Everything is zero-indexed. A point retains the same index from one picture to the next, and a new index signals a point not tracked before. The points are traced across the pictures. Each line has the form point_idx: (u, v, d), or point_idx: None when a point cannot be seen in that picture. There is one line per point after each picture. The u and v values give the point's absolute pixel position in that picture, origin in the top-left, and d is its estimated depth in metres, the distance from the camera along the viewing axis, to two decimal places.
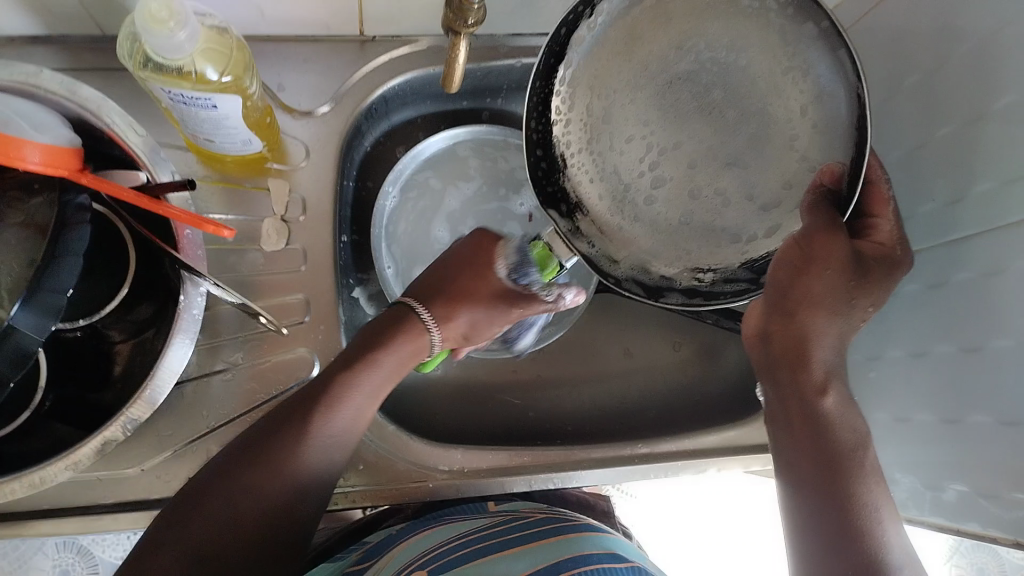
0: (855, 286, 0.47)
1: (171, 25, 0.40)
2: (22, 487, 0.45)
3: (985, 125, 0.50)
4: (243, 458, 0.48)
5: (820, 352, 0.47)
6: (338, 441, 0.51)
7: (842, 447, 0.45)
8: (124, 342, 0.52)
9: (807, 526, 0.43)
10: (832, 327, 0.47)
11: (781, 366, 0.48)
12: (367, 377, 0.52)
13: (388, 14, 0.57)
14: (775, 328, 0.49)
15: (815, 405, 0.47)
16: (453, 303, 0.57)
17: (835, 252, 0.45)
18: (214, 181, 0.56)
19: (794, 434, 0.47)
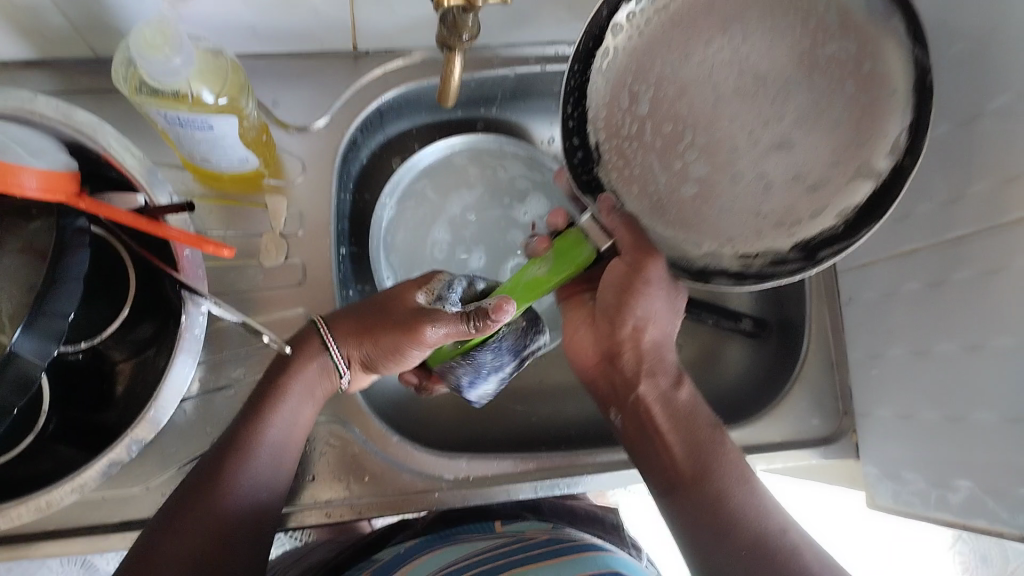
0: (674, 293, 0.54)
1: (166, 50, 0.40)
2: (28, 511, 0.45)
3: (982, 125, 0.50)
4: (195, 481, 0.47)
5: (656, 340, 0.54)
6: (280, 446, 0.50)
7: (706, 444, 0.50)
8: (126, 362, 0.52)
9: (703, 528, 0.47)
10: (662, 321, 0.54)
11: (618, 378, 0.54)
12: (302, 386, 0.52)
13: (381, 29, 0.57)
14: (660, 339, 0.54)
15: (673, 397, 0.52)
16: (363, 332, 0.52)
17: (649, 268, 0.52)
18: (213, 199, 0.57)
19: (661, 427, 0.51)
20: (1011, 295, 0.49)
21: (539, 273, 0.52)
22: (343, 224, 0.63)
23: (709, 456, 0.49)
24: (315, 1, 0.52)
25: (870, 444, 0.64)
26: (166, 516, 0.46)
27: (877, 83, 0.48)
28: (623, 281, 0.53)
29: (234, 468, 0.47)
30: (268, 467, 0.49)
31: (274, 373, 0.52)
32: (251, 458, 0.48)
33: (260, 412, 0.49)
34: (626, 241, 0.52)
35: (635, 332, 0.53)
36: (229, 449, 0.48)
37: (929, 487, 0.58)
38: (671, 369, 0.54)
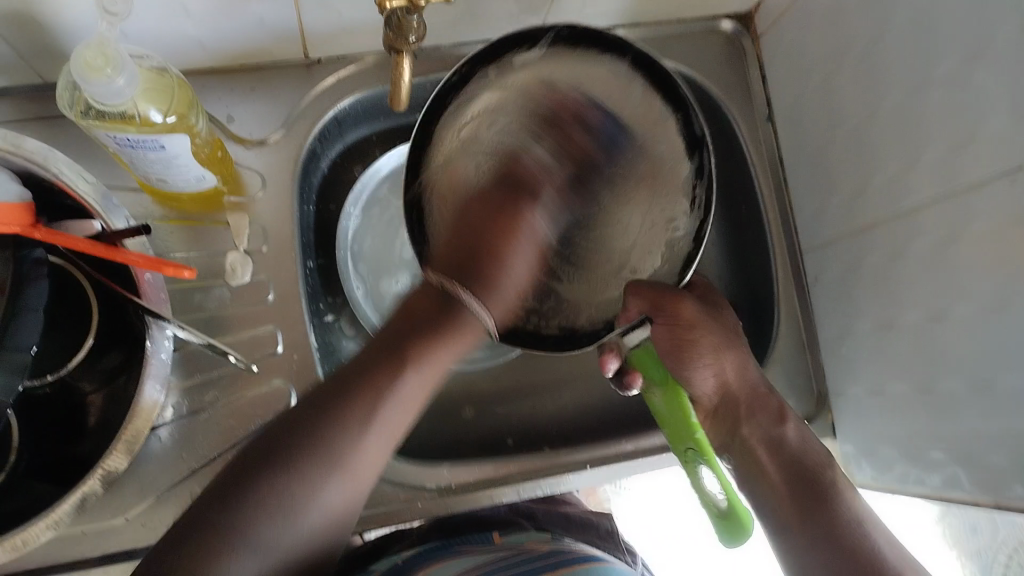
0: (726, 328, 0.57)
1: (108, 72, 0.40)
2: (4, 551, 0.43)
3: (930, 92, 0.51)
4: (283, 479, 0.44)
5: (729, 379, 0.55)
6: (390, 432, 0.48)
7: (808, 472, 0.50)
8: (96, 393, 0.50)
9: (821, 549, 0.46)
10: (730, 357, 0.56)
11: (726, 426, 0.55)
12: (417, 381, 0.49)
13: (332, 36, 0.57)
14: (728, 380, 0.55)
15: (776, 432, 0.53)
16: (480, 259, 0.58)
17: (687, 309, 0.56)
18: (172, 219, 0.55)
19: (766, 463, 0.51)
20: (970, 261, 0.49)
21: (663, 387, 0.54)
22: (308, 237, 0.62)
23: (822, 487, 0.49)
24: (261, 12, 0.51)
25: (846, 420, 0.65)
26: (241, 520, 0.42)
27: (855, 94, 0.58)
28: (673, 331, 0.55)
29: (319, 483, 0.44)
30: (360, 483, 0.46)
31: (417, 323, 0.50)
32: (343, 471, 0.45)
33: (400, 366, 0.48)
34: (656, 297, 0.55)
35: (698, 389, 0.55)
36: (322, 459, 0.44)
37: (904, 459, 0.59)
38: (774, 406, 0.54)
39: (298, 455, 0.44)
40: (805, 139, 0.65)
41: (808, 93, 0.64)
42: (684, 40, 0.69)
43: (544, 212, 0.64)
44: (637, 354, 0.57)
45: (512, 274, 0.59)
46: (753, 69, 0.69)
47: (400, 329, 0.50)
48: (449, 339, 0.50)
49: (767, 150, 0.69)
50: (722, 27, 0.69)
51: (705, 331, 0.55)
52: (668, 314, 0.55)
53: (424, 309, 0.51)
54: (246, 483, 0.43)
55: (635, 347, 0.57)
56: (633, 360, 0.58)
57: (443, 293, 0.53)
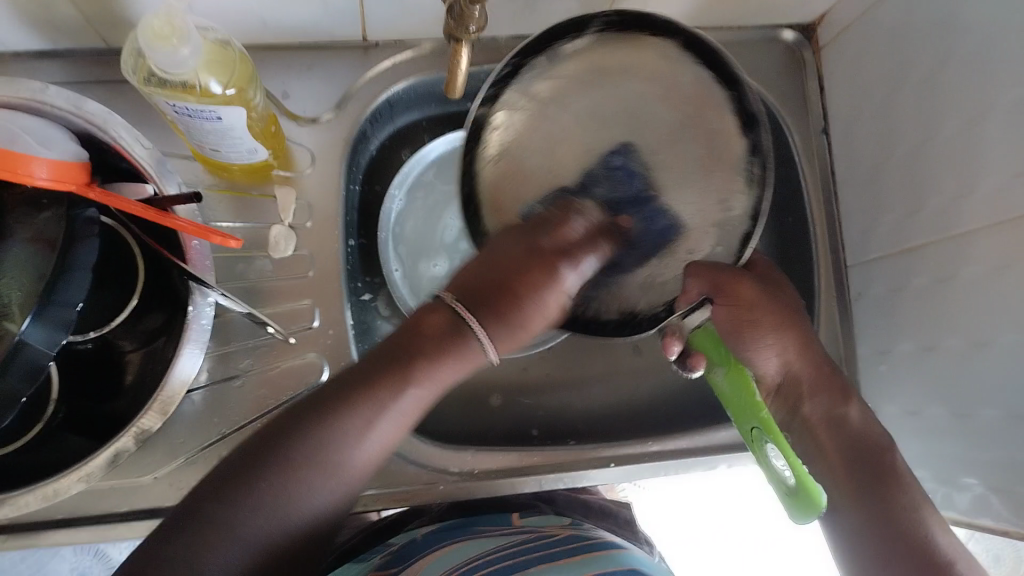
0: (781, 303, 0.55)
1: (174, 42, 0.41)
2: (36, 499, 0.45)
3: (994, 117, 0.50)
4: (272, 484, 0.42)
5: (790, 358, 0.54)
6: (379, 446, 0.45)
7: (871, 453, 0.50)
8: (135, 352, 0.52)
9: (886, 543, 0.47)
10: (792, 338, 0.54)
11: (788, 401, 0.54)
12: (416, 398, 0.45)
13: (391, 20, 0.57)
14: (790, 361, 0.54)
15: (841, 411, 0.53)
16: (486, 285, 0.45)
17: (747, 288, 0.52)
18: (221, 189, 0.56)
19: (826, 443, 0.52)
20: (1019, 292, 0.48)
21: (727, 370, 0.49)
22: (351, 216, 0.63)
23: (883, 475, 0.49)
24: None
25: None
26: (217, 522, 0.41)
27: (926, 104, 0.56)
28: (735, 310, 0.52)
29: (299, 488, 0.43)
30: (345, 484, 0.44)
31: (413, 339, 0.45)
32: (330, 479, 0.43)
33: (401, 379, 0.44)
34: (715, 278, 0.51)
35: (763, 370, 0.53)
36: (305, 465, 0.43)
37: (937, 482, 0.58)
38: (835, 387, 0.53)
39: (273, 465, 0.42)
40: (859, 156, 0.64)
41: (865, 109, 0.63)
42: (743, 48, 0.68)
43: (584, 227, 0.49)
44: (699, 334, 0.51)
45: (531, 311, 0.47)
46: (811, 82, 0.68)
47: (407, 332, 0.45)
48: (449, 362, 0.45)
49: (821, 164, 0.67)
50: (784, 37, 0.68)
51: (763, 311, 0.53)
52: (729, 295, 0.51)
53: (433, 327, 0.45)
54: (223, 492, 0.42)
55: (696, 328, 0.51)
56: (699, 339, 0.51)
57: (450, 311, 0.45)
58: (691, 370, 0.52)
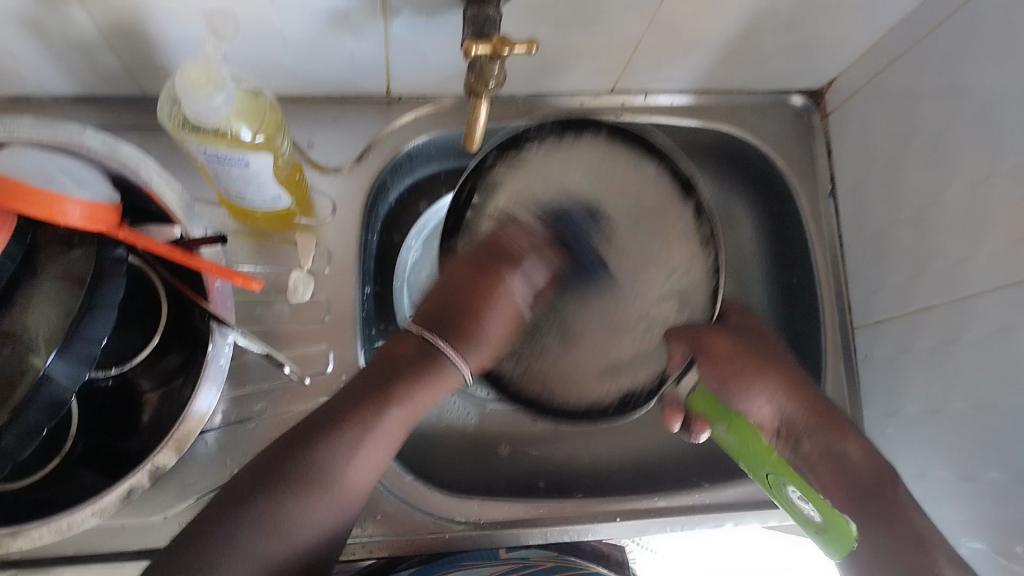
0: (757, 349, 0.56)
1: (209, 88, 0.42)
2: (49, 532, 0.45)
3: (993, 184, 0.52)
4: (266, 493, 0.44)
5: (777, 402, 0.54)
6: (367, 465, 0.46)
7: (873, 491, 0.50)
8: (153, 392, 0.52)
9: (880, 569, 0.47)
10: (778, 381, 0.55)
11: (805, 435, 0.53)
12: (385, 438, 0.47)
13: (414, 77, 0.60)
14: (783, 404, 0.54)
15: (838, 445, 0.52)
16: (467, 313, 0.48)
17: (721, 342, 0.55)
18: (246, 235, 0.58)
19: (830, 480, 0.52)
20: (1022, 355, 0.49)
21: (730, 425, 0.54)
22: (368, 265, 0.64)
23: (885, 501, 0.50)
24: (352, 49, 0.54)
25: None
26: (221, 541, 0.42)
27: (892, 179, 0.62)
28: (721, 359, 0.54)
29: (302, 508, 0.44)
30: (345, 504, 0.46)
31: (387, 369, 0.48)
32: (327, 491, 0.45)
33: (389, 390, 0.47)
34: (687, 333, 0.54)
35: (758, 418, 0.54)
36: (306, 485, 0.44)
37: None
38: (831, 420, 0.53)
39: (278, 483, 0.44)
40: (865, 216, 0.65)
41: (869, 172, 0.64)
42: (753, 110, 0.70)
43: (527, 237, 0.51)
44: (695, 396, 0.57)
45: (494, 321, 0.49)
46: (819, 144, 0.70)
47: (382, 363, 0.48)
48: (428, 383, 0.48)
49: (828, 226, 0.68)
50: (792, 102, 0.70)
51: (744, 358, 0.55)
52: (707, 350, 0.54)
53: (409, 356, 0.48)
54: (237, 502, 0.43)
55: (694, 390, 0.57)
56: (695, 404, 0.57)
57: (424, 343, 0.48)
58: (697, 435, 0.59)
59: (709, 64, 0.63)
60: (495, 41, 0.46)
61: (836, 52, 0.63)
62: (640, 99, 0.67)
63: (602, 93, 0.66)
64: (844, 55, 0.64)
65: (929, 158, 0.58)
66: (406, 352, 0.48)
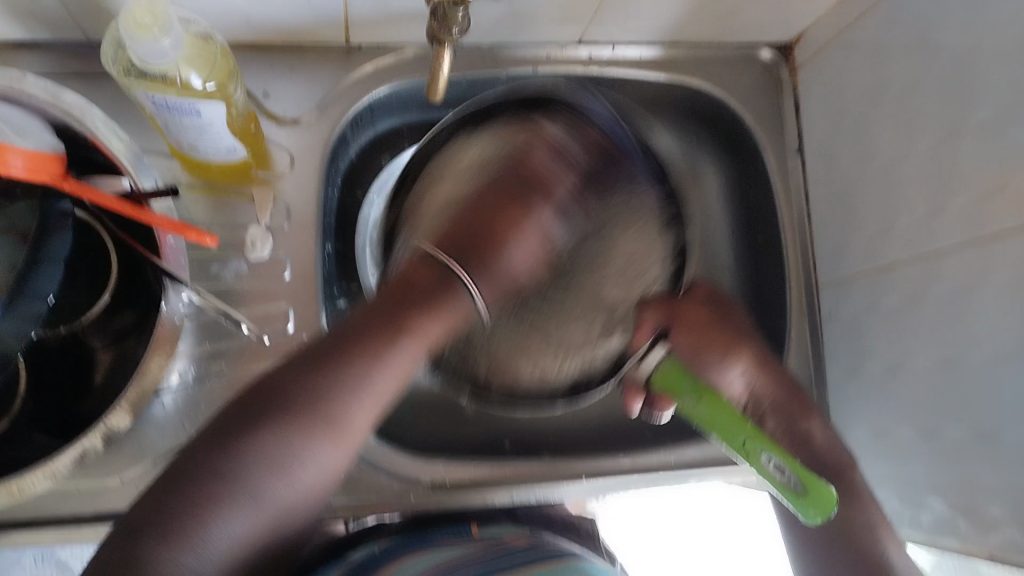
0: (721, 311, 0.57)
1: (156, 31, 0.41)
2: (2, 496, 0.44)
3: (961, 141, 0.52)
4: (271, 440, 0.40)
5: (741, 370, 0.55)
6: (370, 412, 0.44)
7: (829, 459, 0.55)
8: (106, 350, 0.50)
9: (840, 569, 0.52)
10: (750, 354, 0.55)
11: (772, 415, 0.56)
12: (411, 352, 0.45)
13: (374, 23, 0.57)
14: (751, 380, 0.55)
15: (804, 429, 0.55)
16: (484, 241, 0.50)
17: (698, 308, 0.55)
18: (200, 189, 0.56)
19: (793, 458, 0.55)
20: (987, 310, 0.50)
21: (699, 399, 0.50)
22: (329, 220, 0.62)
23: (843, 483, 0.53)
24: None
25: None
26: (224, 486, 0.39)
27: (861, 134, 0.61)
28: (699, 322, 0.55)
29: (307, 447, 0.41)
30: (350, 449, 0.43)
31: (408, 294, 0.46)
32: (335, 435, 0.42)
33: (406, 319, 0.45)
34: (681, 312, 0.55)
35: (731, 392, 0.54)
36: (301, 424, 0.41)
37: (903, 501, 0.58)
38: (797, 405, 0.56)
39: (278, 416, 0.41)
40: (833, 173, 0.65)
41: (838, 127, 0.64)
42: (722, 64, 0.69)
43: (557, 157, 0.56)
44: (659, 377, 0.53)
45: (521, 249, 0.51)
46: (788, 98, 0.69)
47: (386, 298, 0.46)
48: (432, 314, 0.46)
49: (795, 183, 0.68)
50: (761, 56, 0.69)
51: (716, 331, 0.55)
52: (682, 319, 0.55)
53: (425, 282, 0.47)
54: (236, 434, 0.40)
55: (655, 370, 0.53)
56: (658, 384, 0.53)
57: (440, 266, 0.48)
58: (662, 410, 0.55)
59: (679, 14, 0.61)
60: None
61: (806, 3, 0.62)
62: (607, 51, 0.66)
63: (570, 45, 0.65)
64: (815, 8, 0.63)
65: (898, 113, 0.57)
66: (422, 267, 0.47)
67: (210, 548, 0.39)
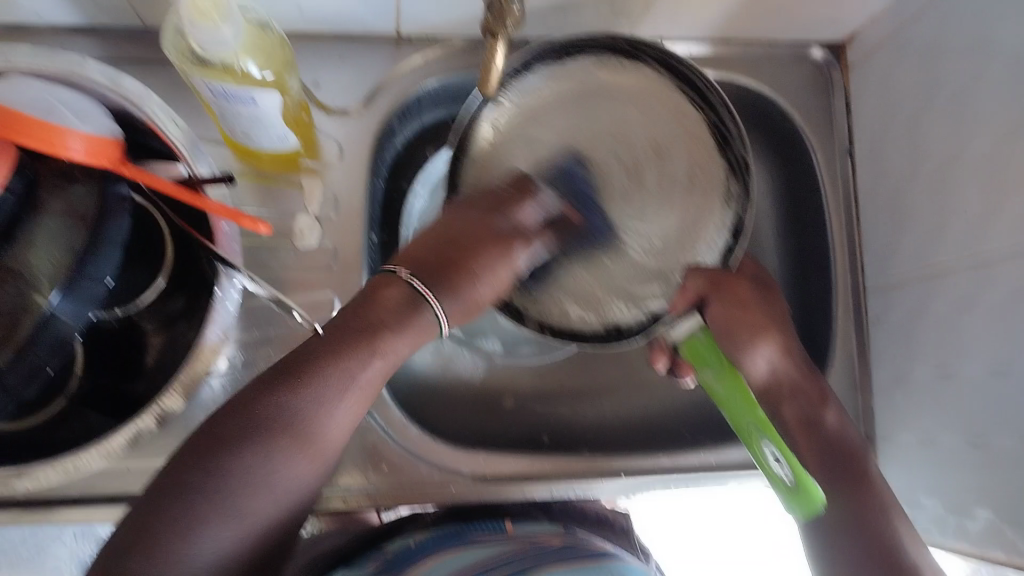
0: (765, 298, 0.59)
1: (215, 19, 0.41)
2: (55, 473, 0.44)
3: (1020, 146, 0.51)
4: (245, 454, 0.41)
5: (764, 353, 0.56)
6: (333, 431, 0.44)
7: (851, 450, 0.54)
8: (157, 335, 0.52)
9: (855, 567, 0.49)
10: (779, 342, 0.57)
11: (784, 397, 0.56)
12: (378, 369, 0.45)
13: (426, 15, 0.57)
14: (777, 364, 0.57)
15: (818, 414, 0.55)
16: (446, 271, 0.48)
17: (743, 293, 0.58)
18: (251, 176, 0.56)
19: (803, 445, 0.54)
20: None
21: (719, 373, 0.52)
22: (374, 211, 0.62)
23: (856, 471, 0.52)
24: None
25: (889, 465, 0.63)
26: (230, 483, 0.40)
27: (915, 136, 0.60)
28: (739, 300, 0.57)
29: (280, 460, 0.41)
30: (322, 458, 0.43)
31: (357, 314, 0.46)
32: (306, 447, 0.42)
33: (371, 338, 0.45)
34: (728, 289, 0.57)
35: (751, 371, 0.56)
36: (279, 440, 0.41)
37: (949, 510, 0.57)
38: (815, 391, 0.56)
39: (273, 424, 0.42)
40: (884, 175, 0.64)
41: (892, 128, 0.63)
42: (772, 63, 0.68)
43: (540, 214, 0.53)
44: (689, 342, 0.55)
45: (486, 283, 0.49)
46: (839, 99, 0.68)
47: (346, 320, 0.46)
48: (403, 331, 0.46)
49: (844, 185, 0.67)
50: (812, 55, 0.69)
51: (755, 312, 0.57)
52: (727, 295, 0.56)
53: (392, 303, 0.46)
54: (203, 455, 0.40)
55: (683, 338, 0.56)
56: (684, 352, 0.56)
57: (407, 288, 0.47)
58: (682, 375, 0.62)
59: (733, 11, 0.61)
60: None
61: (861, 3, 0.61)
62: None
63: (620, 41, 0.64)
64: (871, 7, 0.62)
65: (955, 116, 0.56)
66: (367, 289, 0.47)
67: (187, 566, 0.39)
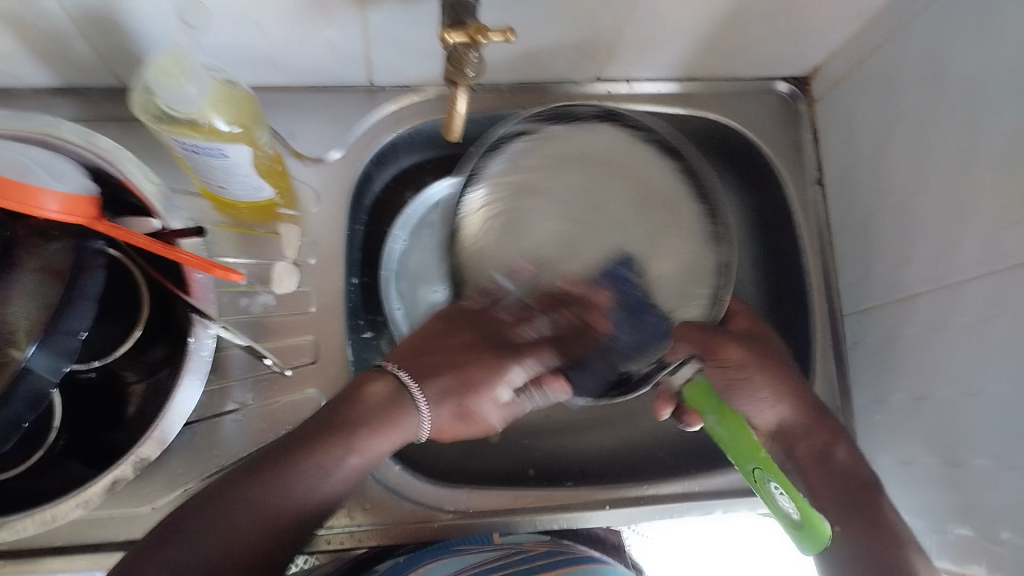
0: (761, 347, 0.58)
1: (182, 80, 0.44)
2: (33, 524, 0.46)
3: (976, 171, 0.52)
4: (237, 509, 0.43)
5: (772, 404, 0.56)
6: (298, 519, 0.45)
7: (869, 490, 0.53)
8: (138, 382, 0.53)
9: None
10: (787, 388, 0.56)
11: (800, 435, 0.56)
12: (349, 468, 0.47)
13: (394, 65, 0.59)
14: (784, 409, 0.57)
15: (827, 452, 0.55)
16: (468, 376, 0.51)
17: (734, 351, 0.56)
18: (229, 227, 0.57)
19: (815, 482, 0.55)
20: (1005, 341, 0.49)
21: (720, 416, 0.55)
22: (354, 254, 0.64)
23: (867, 502, 0.52)
24: (331, 36, 0.54)
25: None
26: (195, 540, 0.42)
27: (879, 165, 0.61)
28: (739, 360, 0.56)
29: (243, 532, 0.43)
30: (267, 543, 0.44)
31: (342, 403, 0.48)
32: (265, 530, 0.44)
33: (349, 431, 0.47)
34: (729, 350, 0.56)
35: (759, 421, 0.57)
36: (254, 512, 0.43)
37: (929, 532, 0.57)
38: (825, 428, 0.56)
39: (271, 474, 0.45)
40: (852, 203, 0.65)
41: (857, 155, 0.64)
42: (740, 98, 0.69)
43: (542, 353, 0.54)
44: (690, 389, 0.58)
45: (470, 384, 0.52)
46: (806, 130, 0.69)
47: (325, 412, 0.48)
48: (377, 435, 0.48)
49: (815, 214, 0.68)
50: (777, 90, 0.70)
51: (755, 365, 0.56)
52: (716, 354, 0.55)
53: (378, 396, 0.49)
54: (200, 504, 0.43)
55: (688, 382, 0.58)
56: (688, 395, 0.59)
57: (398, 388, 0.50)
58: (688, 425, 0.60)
59: (693, 50, 0.63)
60: (471, 30, 0.45)
61: (819, 38, 0.62)
62: (625, 88, 0.67)
63: (587, 81, 0.66)
64: (830, 42, 0.63)
65: (915, 144, 0.57)
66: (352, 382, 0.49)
67: None
